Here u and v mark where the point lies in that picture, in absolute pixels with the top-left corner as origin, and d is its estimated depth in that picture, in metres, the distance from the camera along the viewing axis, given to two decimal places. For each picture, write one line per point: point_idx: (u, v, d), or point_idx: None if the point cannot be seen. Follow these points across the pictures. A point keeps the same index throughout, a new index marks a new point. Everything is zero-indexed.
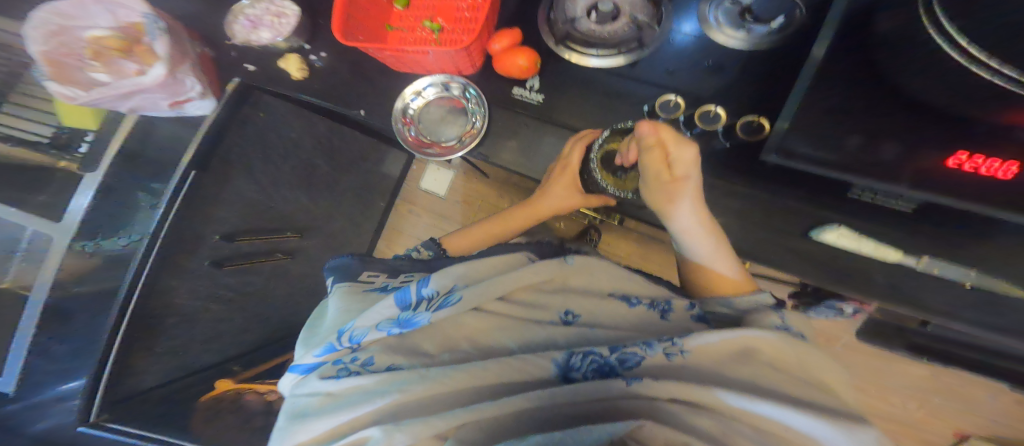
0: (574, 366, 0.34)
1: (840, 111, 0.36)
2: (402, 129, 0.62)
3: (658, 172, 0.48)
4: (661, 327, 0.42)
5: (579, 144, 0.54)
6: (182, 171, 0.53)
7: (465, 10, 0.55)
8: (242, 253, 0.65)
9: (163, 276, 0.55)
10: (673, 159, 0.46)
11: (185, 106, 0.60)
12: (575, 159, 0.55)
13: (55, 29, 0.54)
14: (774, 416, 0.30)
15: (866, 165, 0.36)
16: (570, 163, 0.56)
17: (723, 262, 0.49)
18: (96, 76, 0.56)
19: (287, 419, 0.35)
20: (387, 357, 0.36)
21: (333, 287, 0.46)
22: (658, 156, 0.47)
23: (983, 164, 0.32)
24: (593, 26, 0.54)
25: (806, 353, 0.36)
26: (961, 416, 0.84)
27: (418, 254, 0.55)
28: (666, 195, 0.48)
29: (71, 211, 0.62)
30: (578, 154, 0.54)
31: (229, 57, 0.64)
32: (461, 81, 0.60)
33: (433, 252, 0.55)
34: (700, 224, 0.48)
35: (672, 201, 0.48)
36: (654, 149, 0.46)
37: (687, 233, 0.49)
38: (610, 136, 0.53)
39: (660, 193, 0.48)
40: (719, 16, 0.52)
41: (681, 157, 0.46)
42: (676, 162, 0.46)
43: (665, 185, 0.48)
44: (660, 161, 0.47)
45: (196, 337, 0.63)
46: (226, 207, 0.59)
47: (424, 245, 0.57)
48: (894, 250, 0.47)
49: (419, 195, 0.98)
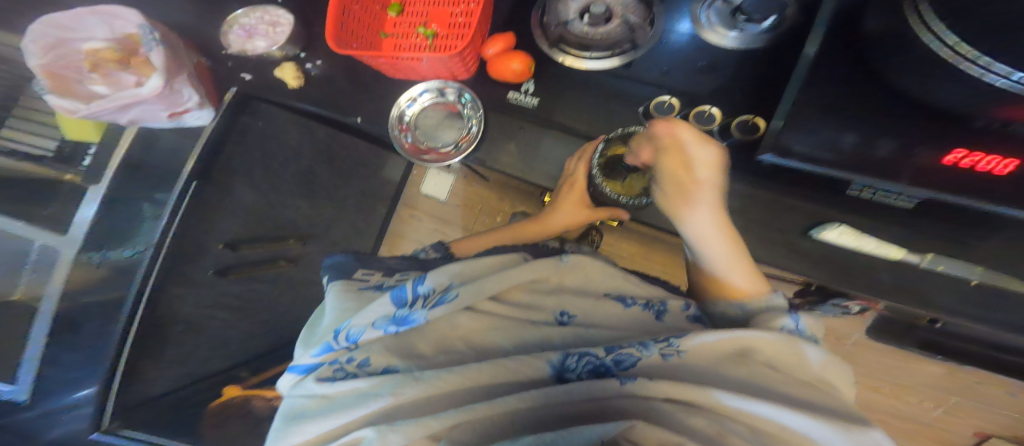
0: (569, 366, 0.34)
1: (835, 106, 0.36)
2: (399, 136, 0.62)
3: (676, 173, 0.48)
4: (657, 327, 0.41)
5: (580, 160, 0.56)
6: (184, 181, 0.54)
7: (459, 15, 0.55)
8: (246, 262, 0.66)
9: (168, 285, 0.56)
10: (692, 160, 0.46)
11: (184, 116, 0.61)
12: (580, 173, 0.57)
13: (53, 42, 0.55)
14: (773, 418, 0.30)
15: (862, 161, 0.35)
16: (576, 182, 0.57)
17: (742, 272, 0.47)
18: (96, 89, 0.57)
19: (285, 420, 0.36)
20: (383, 358, 0.36)
21: (329, 284, 0.46)
22: (675, 157, 0.47)
23: (981, 158, 0.31)
24: (586, 28, 0.54)
25: (801, 352, 0.36)
26: (975, 412, 0.82)
27: (426, 254, 0.55)
28: (683, 198, 0.48)
29: (78, 224, 0.61)
30: (582, 170, 0.56)
31: (225, 67, 0.64)
32: (457, 86, 0.60)
33: (440, 253, 0.55)
34: (717, 231, 0.47)
35: (691, 205, 0.47)
36: (671, 150, 0.47)
37: (703, 240, 0.48)
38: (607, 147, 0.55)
39: (677, 197, 0.48)
40: (711, 16, 0.52)
41: (700, 159, 0.46)
42: (696, 163, 0.46)
43: (684, 188, 0.48)
44: (678, 163, 0.47)
45: (202, 345, 0.64)
46: (228, 217, 0.60)
47: (432, 246, 0.57)
48: (893, 247, 0.47)
49: (420, 200, 0.98)
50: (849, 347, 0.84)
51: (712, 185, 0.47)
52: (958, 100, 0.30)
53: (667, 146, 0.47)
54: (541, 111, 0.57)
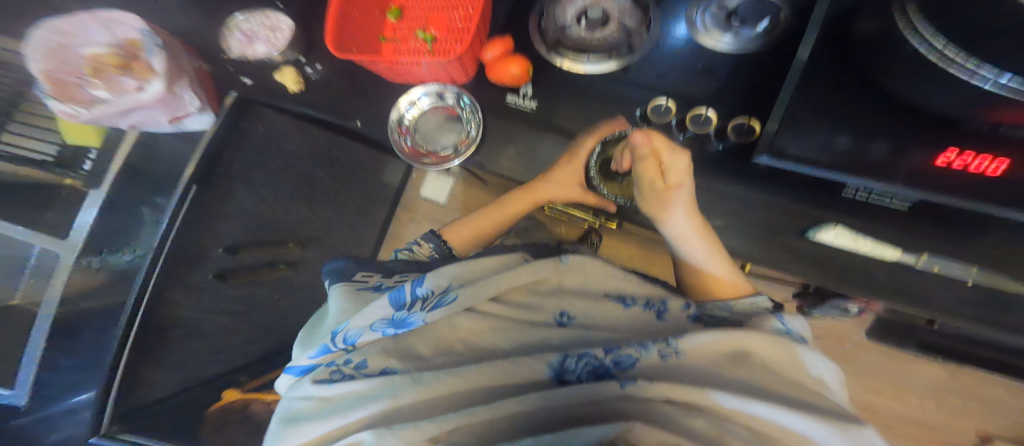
0: (568, 368, 0.34)
1: (827, 109, 0.37)
2: (398, 139, 0.63)
3: (652, 180, 0.50)
4: (655, 328, 0.42)
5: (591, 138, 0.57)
6: (184, 186, 0.53)
7: (457, 20, 0.56)
8: (246, 266, 0.66)
9: (169, 289, 0.56)
10: (667, 167, 0.48)
11: (184, 121, 0.61)
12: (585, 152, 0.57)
13: (54, 49, 0.56)
14: (770, 418, 0.30)
15: (855, 162, 0.36)
16: (576, 155, 0.57)
17: (719, 264, 0.50)
18: (96, 93, 0.57)
19: (282, 421, 0.36)
20: (381, 360, 0.36)
21: (329, 288, 0.46)
22: (652, 164, 0.49)
23: (972, 162, 0.32)
24: (584, 32, 0.55)
25: (799, 354, 0.36)
26: (974, 413, 0.82)
27: (418, 247, 0.56)
28: (661, 201, 0.49)
29: (80, 227, 0.63)
30: (587, 144, 0.56)
31: (225, 71, 0.65)
32: (455, 90, 0.61)
33: (433, 246, 0.57)
34: (694, 227, 0.49)
35: (667, 207, 0.49)
36: (647, 157, 0.49)
37: (680, 238, 0.50)
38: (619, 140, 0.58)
39: (655, 201, 0.50)
40: (706, 20, 0.52)
41: (673, 165, 0.48)
42: (670, 169, 0.48)
43: (660, 193, 0.49)
44: (654, 169, 0.49)
45: (203, 349, 0.64)
46: (228, 221, 0.60)
47: (425, 237, 0.58)
48: (891, 248, 0.47)
49: (420, 203, 0.98)
50: (850, 349, 0.84)
51: (688, 190, 0.49)
52: (944, 106, 0.31)
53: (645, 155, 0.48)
54: (539, 114, 0.58)
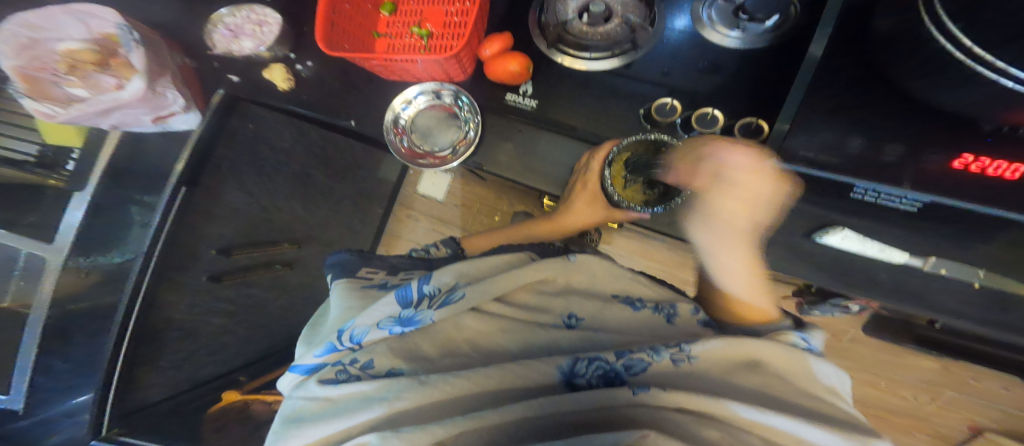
0: (578, 371, 0.34)
1: (842, 110, 0.36)
2: (395, 140, 0.60)
3: (716, 197, 0.45)
4: (664, 332, 0.40)
5: (595, 158, 0.53)
6: (171, 189, 0.51)
7: (454, 14, 0.53)
8: (242, 267, 0.65)
9: (163, 291, 0.55)
10: (734, 182, 0.44)
11: (170, 120, 0.59)
12: (592, 171, 0.53)
13: (26, 43, 0.53)
14: (781, 424, 0.30)
15: (868, 167, 0.36)
16: (588, 181, 0.53)
17: (758, 293, 0.47)
18: (73, 91, 0.55)
19: (284, 422, 0.35)
20: (388, 360, 0.35)
21: (332, 284, 0.45)
22: (710, 168, 0.45)
23: (987, 169, 0.31)
24: (585, 28, 0.52)
25: (806, 361, 0.36)
26: (960, 403, 0.83)
27: (436, 250, 0.54)
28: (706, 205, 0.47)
29: (66, 231, 0.61)
30: (596, 168, 0.52)
31: (212, 68, 0.63)
32: (453, 89, 0.58)
33: (450, 250, 0.54)
34: (740, 261, 0.47)
35: (719, 235, 0.46)
36: (710, 160, 0.45)
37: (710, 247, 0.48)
38: (625, 148, 0.51)
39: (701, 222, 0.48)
40: (712, 14, 0.51)
41: (750, 188, 0.43)
42: (740, 187, 0.44)
43: (717, 218, 0.46)
44: (711, 175, 0.45)
45: (200, 350, 0.63)
46: (220, 222, 0.59)
47: (442, 242, 0.56)
48: (898, 252, 0.46)
49: (417, 199, 0.96)
50: (846, 342, 0.85)
51: (749, 228, 0.45)
52: (965, 106, 0.29)
53: (709, 161, 0.45)
54: (540, 113, 0.56)
